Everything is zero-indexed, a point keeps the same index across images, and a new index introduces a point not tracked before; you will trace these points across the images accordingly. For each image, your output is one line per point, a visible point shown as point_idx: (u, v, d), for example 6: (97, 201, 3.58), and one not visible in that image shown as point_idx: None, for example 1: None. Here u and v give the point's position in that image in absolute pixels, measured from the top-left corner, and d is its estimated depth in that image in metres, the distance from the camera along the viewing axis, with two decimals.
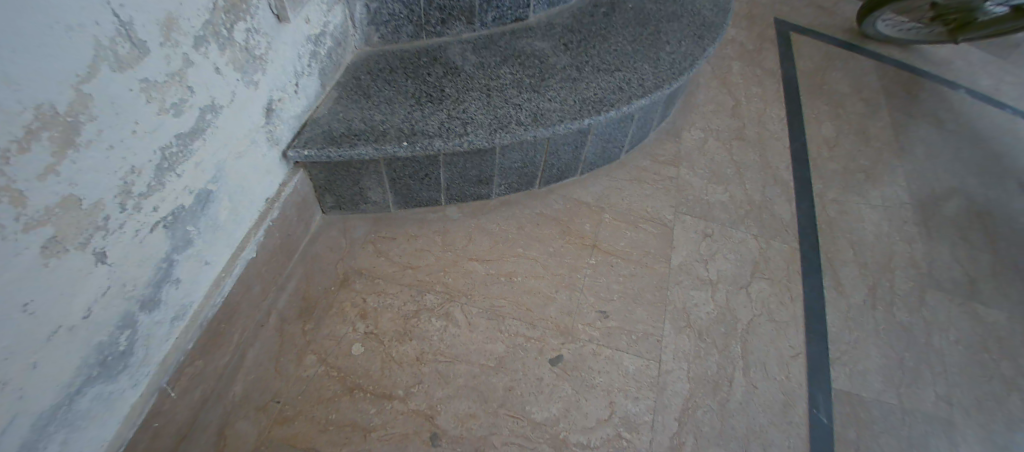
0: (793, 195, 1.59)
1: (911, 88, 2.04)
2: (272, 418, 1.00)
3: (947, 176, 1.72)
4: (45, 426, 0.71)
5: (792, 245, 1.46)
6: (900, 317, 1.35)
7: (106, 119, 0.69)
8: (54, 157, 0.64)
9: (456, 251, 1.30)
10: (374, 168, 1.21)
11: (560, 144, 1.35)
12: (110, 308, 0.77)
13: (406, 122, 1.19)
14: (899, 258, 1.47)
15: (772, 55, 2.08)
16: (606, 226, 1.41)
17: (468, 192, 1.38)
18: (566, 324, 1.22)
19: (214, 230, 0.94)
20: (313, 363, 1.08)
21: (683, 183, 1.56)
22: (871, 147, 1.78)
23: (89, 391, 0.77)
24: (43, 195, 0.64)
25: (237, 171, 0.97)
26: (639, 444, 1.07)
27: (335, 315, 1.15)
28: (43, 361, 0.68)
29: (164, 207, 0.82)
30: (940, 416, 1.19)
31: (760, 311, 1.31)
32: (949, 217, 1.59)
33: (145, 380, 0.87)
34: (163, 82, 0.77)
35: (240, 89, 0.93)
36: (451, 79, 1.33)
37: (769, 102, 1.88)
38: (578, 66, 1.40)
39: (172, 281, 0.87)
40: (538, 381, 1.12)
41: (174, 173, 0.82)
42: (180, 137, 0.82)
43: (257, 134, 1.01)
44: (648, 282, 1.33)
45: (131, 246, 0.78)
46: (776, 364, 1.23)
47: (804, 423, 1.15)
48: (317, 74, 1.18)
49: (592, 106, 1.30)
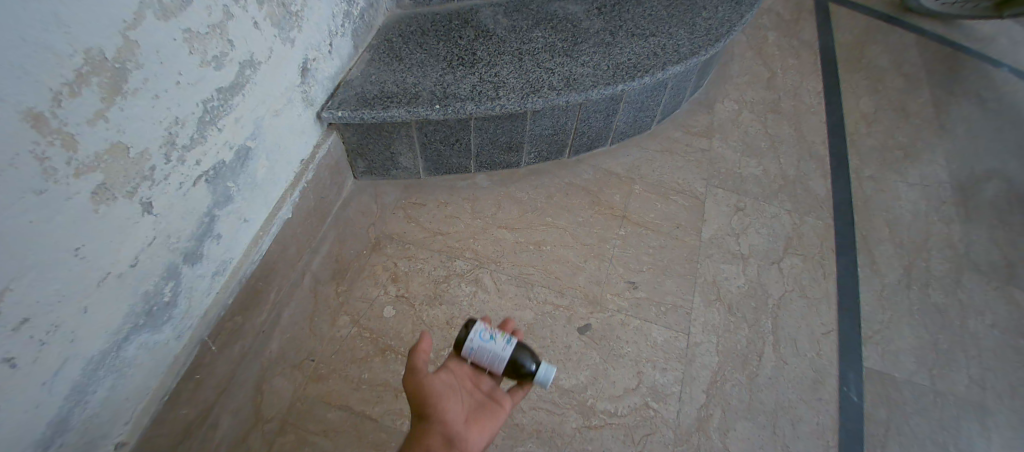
0: (829, 171, 1.54)
1: (954, 65, 1.95)
2: (307, 376, 1.02)
3: (989, 157, 1.65)
4: (94, 371, 0.74)
5: (827, 221, 1.43)
6: (935, 297, 1.31)
7: (151, 68, 0.69)
8: (103, 103, 0.64)
9: (486, 219, 1.29)
10: (406, 132, 1.20)
11: (592, 111, 1.32)
12: (155, 258, 0.78)
13: (438, 85, 1.18)
14: (936, 238, 1.42)
15: (810, 27, 2.01)
16: (636, 198, 1.39)
17: (498, 160, 1.37)
18: (595, 293, 1.21)
19: (252, 187, 0.95)
20: (346, 324, 1.09)
21: (715, 156, 1.53)
22: (910, 124, 1.71)
23: (135, 339, 0.79)
24: (94, 140, 0.64)
25: (274, 130, 0.97)
26: (667, 415, 1.07)
27: (367, 278, 1.16)
28: (92, 306, 0.70)
29: (206, 161, 0.83)
30: (973, 400, 1.16)
31: (792, 286, 1.29)
32: (990, 198, 1.54)
33: (189, 332, 0.89)
34: (205, 34, 0.77)
35: (277, 46, 0.93)
36: (483, 42, 1.31)
37: (806, 75, 1.82)
38: (612, 30, 1.37)
39: (213, 236, 0.88)
40: (566, 349, 1.12)
41: (214, 127, 0.83)
42: (221, 92, 0.82)
43: (293, 93, 1.01)
44: (678, 254, 1.31)
45: (176, 198, 0.78)
46: (807, 340, 1.21)
47: (834, 400, 1.13)
48: (350, 35, 1.18)
49: (627, 71, 1.27)
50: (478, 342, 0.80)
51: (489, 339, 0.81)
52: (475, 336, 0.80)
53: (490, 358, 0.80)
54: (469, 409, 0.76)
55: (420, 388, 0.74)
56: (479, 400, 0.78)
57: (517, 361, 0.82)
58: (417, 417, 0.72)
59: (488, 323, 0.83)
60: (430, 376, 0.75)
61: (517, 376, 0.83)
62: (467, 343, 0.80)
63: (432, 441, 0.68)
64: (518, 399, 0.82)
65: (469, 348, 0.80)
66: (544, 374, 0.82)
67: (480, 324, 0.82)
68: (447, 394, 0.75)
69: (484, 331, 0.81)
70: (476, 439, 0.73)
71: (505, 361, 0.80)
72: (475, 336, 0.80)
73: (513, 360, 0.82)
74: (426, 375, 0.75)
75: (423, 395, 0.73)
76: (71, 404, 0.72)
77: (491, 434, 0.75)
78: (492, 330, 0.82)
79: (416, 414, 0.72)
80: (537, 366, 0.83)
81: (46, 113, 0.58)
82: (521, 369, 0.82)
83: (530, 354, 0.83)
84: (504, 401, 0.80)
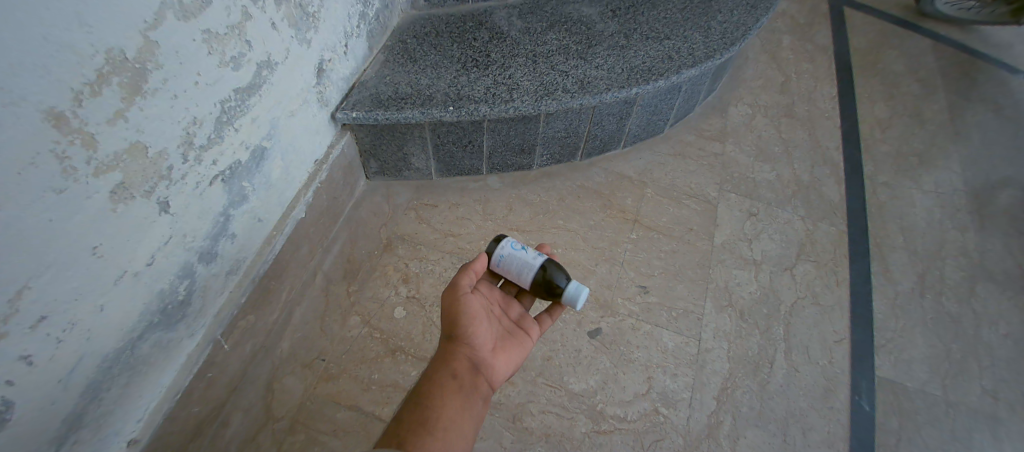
0: (843, 177, 1.53)
1: (970, 71, 1.92)
2: (317, 375, 1.03)
3: (1005, 164, 1.62)
4: (110, 368, 0.74)
5: (840, 228, 1.42)
6: (950, 307, 1.29)
7: (171, 67, 0.70)
8: (123, 102, 0.64)
9: (497, 221, 1.29)
10: (419, 133, 1.20)
11: (606, 114, 1.32)
12: (170, 257, 0.78)
13: (452, 87, 1.18)
14: (951, 246, 1.40)
15: (825, 31, 1.99)
16: (648, 201, 1.39)
17: (510, 162, 1.36)
18: (605, 297, 1.21)
19: (267, 187, 0.95)
20: (357, 324, 1.09)
21: (729, 160, 1.52)
22: (926, 130, 1.69)
23: (150, 338, 0.79)
24: (113, 140, 0.65)
25: (290, 130, 0.98)
26: (677, 421, 1.06)
27: (378, 278, 1.16)
28: (109, 304, 0.71)
29: (222, 160, 0.83)
30: (986, 411, 1.15)
31: (805, 294, 1.28)
32: (1006, 206, 1.51)
33: (202, 331, 0.89)
34: (224, 34, 0.77)
35: (294, 46, 0.93)
36: (497, 43, 1.31)
37: (820, 80, 1.80)
38: (626, 33, 1.36)
39: (228, 235, 0.88)
40: (576, 352, 1.12)
41: (231, 127, 0.83)
42: (239, 92, 0.82)
43: (308, 94, 1.01)
44: (690, 259, 1.30)
45: (193, 197, 0.79)
46: (819, 348, 1.20)
47: (845, 409, 1.12)
48: (365, 35, 1.18)
49: (641, 74, 1.27)
50: (508, 251, 0.90)
51: (518, 249, 0.90)
52: (506, 246, 0.90)
53: (519, 267, 0.89)
54: (496, 336, 0.85)
55: (456, 307, 0.81)
56: (505, 329, 0.87)
57: (550, 273, 0.90)
58: (449, 334, 0.81)
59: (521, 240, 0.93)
60: (468, 296, 0.83)
61: (549, 291, 0.90)
62: (497, 251, 0.90)
63: (458, 362, 0.78)
64: (546, 326, 0.93)
65: (499, 256, 0.90)
66: (574, 289, 0.89)
67: (512, 237, 0.92)
68: (481, 316, 0.82)
69: (515, 243, 0.91)
70: (499, 363, 0.82)
71: (534, 269, 0.88)
72: (506, 245, 0.90)
73: (545, 274, 0.89)
74: (464, 294, 0.82)
75: (456, 317, 0.81)
76: (86, 401, 0.72)
77: (513, 362, 0.85)
78: (523, 244, 0.92)
79: (449, 332, 0.81)
80: (568, 283, 0.90)
81: (67, 112, 0.59)
82: (552, 284, 0.89)
83: (560, 273, 0.90)
84: (528, 332, 0.89)
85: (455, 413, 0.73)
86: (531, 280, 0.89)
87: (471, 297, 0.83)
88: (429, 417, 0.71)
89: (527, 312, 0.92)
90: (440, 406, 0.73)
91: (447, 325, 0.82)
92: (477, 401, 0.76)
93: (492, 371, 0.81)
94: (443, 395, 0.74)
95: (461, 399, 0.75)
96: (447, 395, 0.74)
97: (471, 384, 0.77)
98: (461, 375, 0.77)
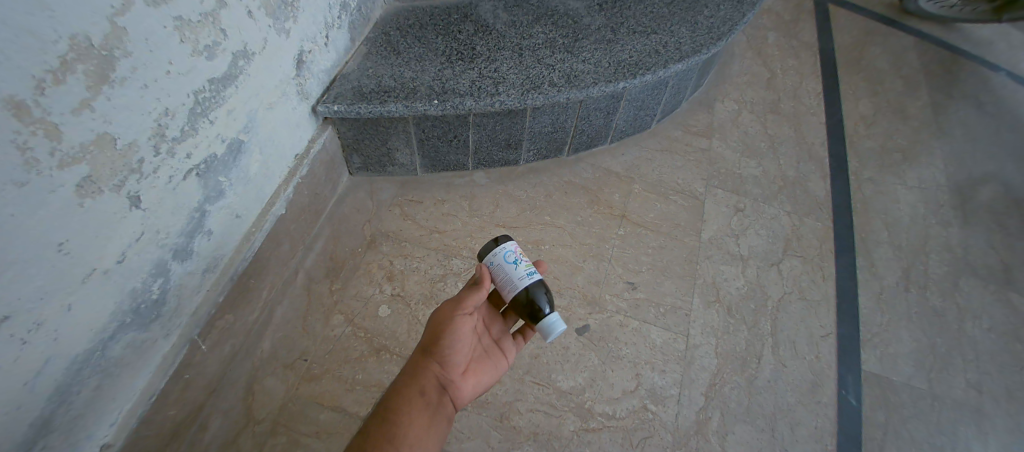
0: (829, 172, 1.53)
1: (952, 68, 1.95)
2: (299, 376, 1.00)
3: (986, 160, 1.64)
4: (79, 371, 0.71)
5: (826, 223, 1.42)
6: (933, 301, 1.30)
7: (141, 56, 0.67)
8: (89, 92, 0.62)
9: (483, 217, 1.27)
10: (403, 127, 1.18)
11: (592, 108, 1.31)
12: (142, 254, 0.75)
13: (436, 80, 1.16)
14: (934, 241, 1.41)
15: (809, 28, 2.00)
16: (636, 197, 1.38)
17: (497, 157, 1.35)
18: (593, 294, 1.20)
19: (245, 183, 0.92)
20: (340, 323, 1.07)
21: (715, 156, 1.52)
22: (909, 127, 1.70)
23: (122, 339, 0.76)
24: (77, 131, 0.62)
25: (268, 123, 0.95)
26: (666, 417, 1.06)
27: (362, 276, 1.14)
28: (77, 303, 0.68)
29: (197, 154, 0.80)
30: (970, 404, 1.15)
31: (792, 288, 1.28)
32: (987, 201, 1.53)
33: (178, 331, 0.86)
34: (197, 22, 0.74)
35: (272, 37, 0.91)
36: (482, 36, 1.29)
37: (805, 76, 1.81)
38: (613, 27, 1.35)
39: (204, 232, 0.86)
40: (564, 350, 1.11)
41: (206, 120, 0.80)
42: (213, 83, 0.80)
43: (288, 86, 0.98)
44: (677, 254, 1.30)
45: (166, 193, 0.76)
46: (806, 342, 1.20)
47: (832, 403, 1.12)
48: (346, 27, 1.15)
49: (628, 69, 1.26)
50: (500, 261, 0.86)
51: (509, 261, 0.85)
52: (499, 253, 0.86)
53: (505, 281, 0.85)
54: (474, 356, 0.84)
55: (446, 324, 0.80)
56: (483, 349, 0.86)
57: (531, 296, 0.84)
58: (426, 348, 0.81)
59: (520, 250, 0.88)
60: (464, 317, 0.81)
61: (527, 314, 0.85)
62: (492, 256, 0.87)
63: (428, 379, 0.78)
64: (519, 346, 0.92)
65: (492, 262, 0.86)
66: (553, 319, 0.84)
67: (509, 244, 0.87)
68: (468, 339, 0.81)
69: (510, 253, 0.86)
70: (472, 384, 0.82)
71: (514, 289, 0.84)
72: (498, 253, 0.86)
73: (527, 295, 0.84)
74: (460, 312, 0.81)
75: (439, 335, 0.80)
76: (55, 406, 0.69)
77: (484, 383, 0.84)
78: (519, 256, 0.86)
79: (428, 346, 0.81)
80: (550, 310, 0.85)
81: (29, 102, 0.56)
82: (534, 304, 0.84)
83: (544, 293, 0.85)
84: (504, 352, 0.88)
85: (420, 431, 0.74)
86: (513, 296, 0.84)
87: (466, 319, 0.81)
88: (394, 433, 0.72)
89: (506, 330, 0.91)
90: (405, 423, 0.74)
91: (430, 337, 0.81)
92: (442, 420, 0.77)
93: (463, 392, 0.81)
94: (411, 412, 0.75)
95: (427, 417, 0.75)
96: (414, 412, 0.75)
97: (438, 403, 0.77)
98: (431, 393, 0.78)
